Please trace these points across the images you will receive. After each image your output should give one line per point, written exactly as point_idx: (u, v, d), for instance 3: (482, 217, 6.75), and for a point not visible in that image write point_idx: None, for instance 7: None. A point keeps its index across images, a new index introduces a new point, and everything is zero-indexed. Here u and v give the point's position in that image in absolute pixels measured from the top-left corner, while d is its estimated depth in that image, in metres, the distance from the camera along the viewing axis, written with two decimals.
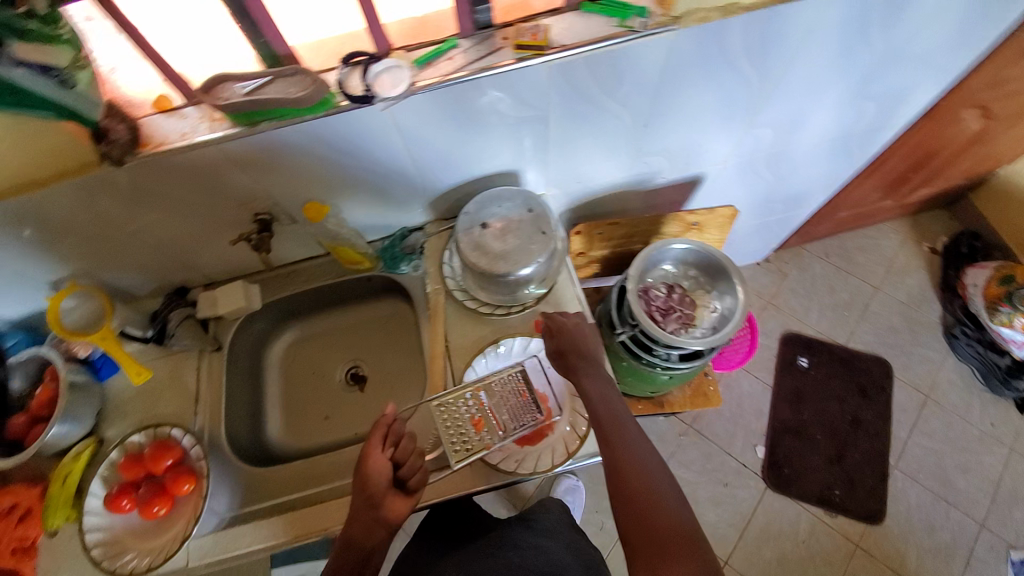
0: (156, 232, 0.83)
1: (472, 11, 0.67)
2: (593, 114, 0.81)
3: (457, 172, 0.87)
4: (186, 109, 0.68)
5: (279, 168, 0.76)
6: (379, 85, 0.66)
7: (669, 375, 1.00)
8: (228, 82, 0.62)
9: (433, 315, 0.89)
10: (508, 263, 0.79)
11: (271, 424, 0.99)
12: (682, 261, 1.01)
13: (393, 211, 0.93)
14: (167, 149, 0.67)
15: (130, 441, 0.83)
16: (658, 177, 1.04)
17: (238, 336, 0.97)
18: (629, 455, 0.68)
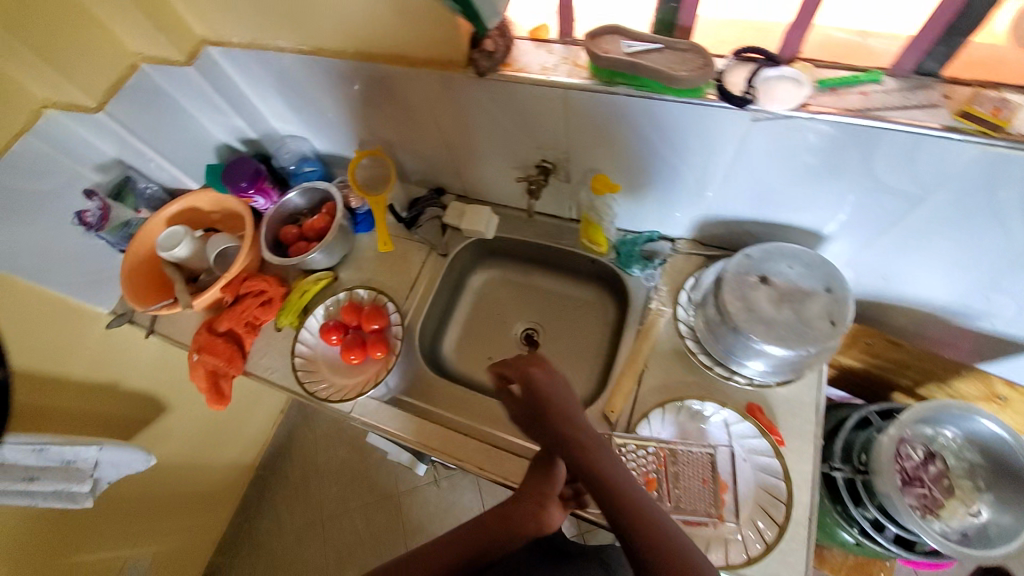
0: (455, 136, 0.88)
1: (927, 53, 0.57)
2: (983, 228, 0.63)
3: (759, 207, 0.76)
4: (556, 46, 0.70)
5: (595, 129, 0.73)
6: (765, 93, 0.58)
7: (856, 541, 0.84)
8: (615, 36, 0.62)
9: (643, 333, 0.82)
10: (769, 333, 0.69)
11: (446, 340, 1.04)
12: (969, 440, 0.78)
13: (658, 213, 0.86)
14: (524, 75, 0.68)
15: (356, 292, 0.97)
16: (989, 323, 0.78)
17: (463, 251, 1.03)
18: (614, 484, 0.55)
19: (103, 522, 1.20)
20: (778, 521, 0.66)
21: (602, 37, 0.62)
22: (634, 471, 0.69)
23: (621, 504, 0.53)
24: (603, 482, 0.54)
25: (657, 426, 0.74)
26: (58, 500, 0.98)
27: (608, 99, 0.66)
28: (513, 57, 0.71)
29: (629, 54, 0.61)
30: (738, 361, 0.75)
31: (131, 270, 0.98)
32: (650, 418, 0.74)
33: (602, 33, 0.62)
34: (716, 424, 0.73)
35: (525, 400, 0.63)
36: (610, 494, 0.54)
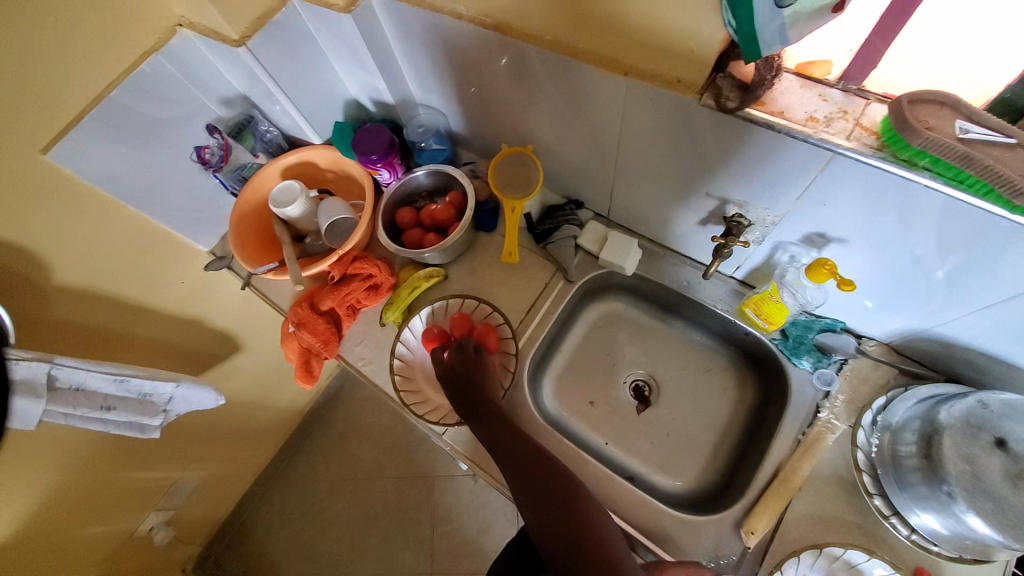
0: (633, 162, 0.73)
1: None
2: None
3: (1014, 350, 0.59)
4: (833, 89, 0.53)
5: (839, 205, 0.57)
6: None
7: None
8: (948, 108, 0.44)
9: (804, 448, 0.70)
10: (993, 518, 0.54)
11: (547, 371, 0.92)
12: None
13: (857, 305, 0.71)
14: (783, 121, 0.52)
15: (468, 302, 0.87)
16: None
17: (592, 279, 0.91)
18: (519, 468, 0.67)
19: (169, 451, 1.22)
20: None
21: (924, 102, 0.44)
22: None
23: (533, 475, 0.66)
24: (517, 458, 0.67)
25: (804, 567, 0.65)
26: (126, 429, 0.86)
27: (891, 182, 0.50)
28: (771, 95, 0.54)
29: (962, 139, 0.42)
30: (926, 518, 0.62)
31: (240, 219, 0.91)
32: (800, 556, 0.64)
33: (928, 98, 0.44)
34: None
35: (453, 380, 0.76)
36: (524, 469, 0.66)
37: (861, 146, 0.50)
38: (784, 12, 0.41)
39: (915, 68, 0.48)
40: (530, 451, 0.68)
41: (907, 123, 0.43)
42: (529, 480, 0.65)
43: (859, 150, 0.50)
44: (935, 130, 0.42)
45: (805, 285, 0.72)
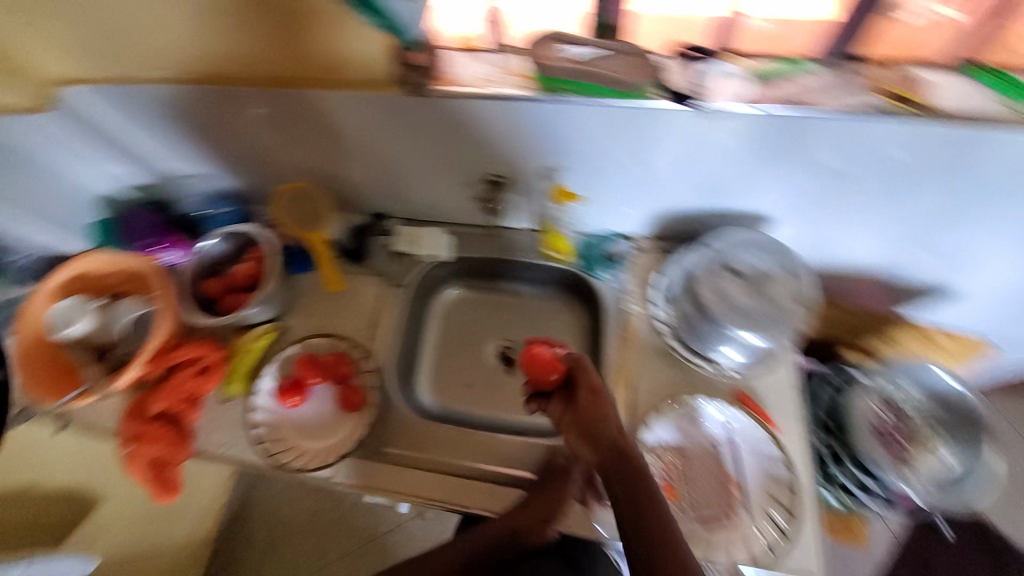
0: (396, 159, 0.81)
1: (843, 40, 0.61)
2: (903, 194, 0.72)
3: (714, 201, 0.79)
4: (491, 54, 0.67)
5: (547, 141, 0.71)
6: (713, 90, 0.62)
7: (835, 496, 0.90)
8: (556, 43, 0.61)
9: (625, 339, 0.83)
10: (739, 319, 0.75)
11: (418, 375, 0.96)
12: (931, 392, 0.85)
13: (614, 214, 0.87)
14: (466, 91, 0.65)
15: (309, 342, 0.89)
16: (909, 279, 0.90)
17: (423, 277, 0.97)
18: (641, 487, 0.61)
19: None
20: (786, 505, 0.68)
21: (543, 44, 0.61)
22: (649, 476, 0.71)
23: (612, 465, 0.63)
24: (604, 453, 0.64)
25: (659, 428, 0.74)
26: None
27: (559, 110, 0.65)
28: (449, 70, 0.67)
29: (576, 61, 0.61)
30: (718, 350, 0.77)
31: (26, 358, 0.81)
32: (654, 420, 0.74)
33: (543, 40, 0.61)
34: (714, 418, 0.74)
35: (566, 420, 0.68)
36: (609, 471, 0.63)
37: (522, 91, 0.65)
38: (416, 4, 0.59)
39: (528, 15, 0.63)
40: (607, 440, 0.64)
41: (538, 61, 0.61)
42: (617, 477, 0.62)
43: (523, 97, 0.65)
44: (557, 61, 0.60)
45: (571, 213, 0.87)
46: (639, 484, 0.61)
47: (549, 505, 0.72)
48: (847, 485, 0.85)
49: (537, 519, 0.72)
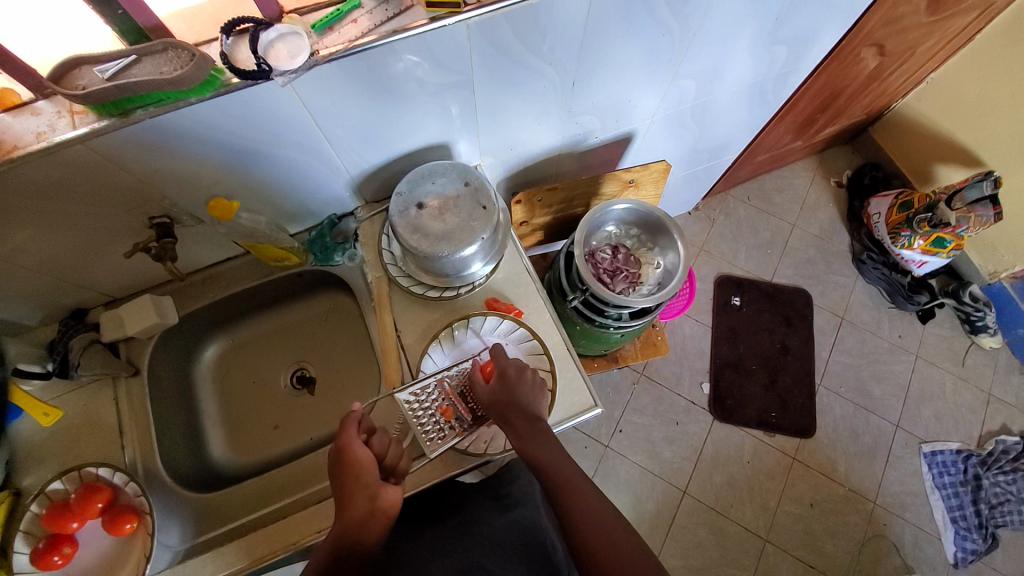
0: (37, 250, 0.73)
1: None
2: (522, 77, 0.79)
3: (386, 148, 0.83)
4: (37, 104, 0.60)
5: (165, 164, 0.69)
6: (273, 57, 0.60)
7: (621, 333, 1.05)
8: (84, 66, 0.55)
9: (378, 305, 0.85)
10: (450, 244, 0.76)
11: (213, 443, 0.92)
12: (624, 221, 1.05)
13: (312, 199, 0.89)
14: (21, 153, 0.58)
15: (51, 489, 0.73)
16: (591, 137, 1.06)
17: (157, 358, 0.88)
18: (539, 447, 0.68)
19: None
20: (548, 368, 0.80)
21: (69, 75, 0.55)
22: (428, 411, 0.75)
23: (516, 423, 0.70)
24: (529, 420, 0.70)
25: (440, 356, 0.81)
26: None
27: (140, 132, 0.62)
28: None
29: (109, 80, 0.55)
30: (458, 276, 0.84)
31: None
32: (432, 354, 0.80)
33: (66, 70, 0.55)
34: (472, 335, 0.82)
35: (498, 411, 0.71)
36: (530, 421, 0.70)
37: (89, 126, 0.60)
38: None
39: (39, 45, 0.56)
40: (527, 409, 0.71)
41: (66, 96, 0.54)
42: (511, 427, 0.70)
43: (95, 131, 0.60)
44: (88, 87, 0.55)
45: (265, 213, 0.87)
46: (528, 398, 0.72)
47: (365, 486, 0.62)
48: (618, 320, 1.00)
49: (364, 505, 0.61)
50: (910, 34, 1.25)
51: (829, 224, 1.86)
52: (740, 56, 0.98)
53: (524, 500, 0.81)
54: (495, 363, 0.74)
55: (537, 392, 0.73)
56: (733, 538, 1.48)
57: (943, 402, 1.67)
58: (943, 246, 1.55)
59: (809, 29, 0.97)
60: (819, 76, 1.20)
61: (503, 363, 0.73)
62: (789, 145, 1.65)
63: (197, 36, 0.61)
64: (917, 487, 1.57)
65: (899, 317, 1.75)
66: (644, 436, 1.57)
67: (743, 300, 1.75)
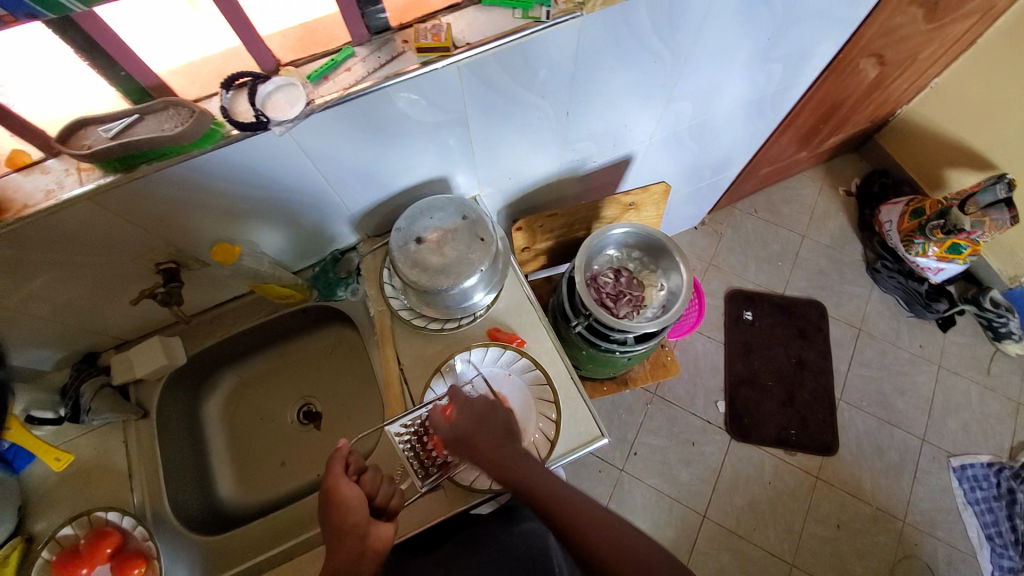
0: (49, 298, 0.75)
1: (363, 16, 0.63)
2: (517, 110, 0.81)
3: (385, 186, 0.85)
4: (47, 162, 0.63)
5: (170, 212, 0.71)
6: (272, 107, 0.62)
7: (627, 357, 1.03)
8: (90, 126, 0.59)
9: (381, 339, 0.86)
10: (450, 277, 0.77)
11: (221, 482, 0.93)
12: (624, 244, 1.05)
13: (316, 237, 0.91)
14: (29, 211, 0.61)
15: (61, 535, 0.74)
16: (590, 161, 1.07)
17: (166, 399, 0.89)
18: (528, 475, 0.66)
19: None
20: (552, 401, 0.79)
21: (76, 136, 0.58)
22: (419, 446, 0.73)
23: (488, 458, 0.68)
24: (501, 443, 0.69)
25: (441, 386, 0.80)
26: None
27: (145, 184, 0.64)
28: (7, 197, 0.61)
29: (112, 138, 0.58)
30: (460, 308, 0.84)
31: None
32: (434, 386, 0.79)
33: (71, 132, 0.58)
34: (463, 365, 0.81)
35: (462, 443, 0.69)
36: (501, 438, 0.69)
37: (94, 182, 0.62)
38: None
39: (43, 105, 0.58)
40: (500, 429, 0.70)
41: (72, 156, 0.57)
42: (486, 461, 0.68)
43: (101, 185, 0.62)
44: (92, 146, 0.57)
45: (270, 254, 0.89)
46: (492, 426, 0.70)
47: (353, 525, 0.62)
48: (623, 345, 0.99)
49: (354, 544, 0.61)
50: (907, 44, 1.25)
51: (839, 233, 1.84)
52: (734, 75, 0.98)
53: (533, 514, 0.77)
54: (463, 398, 0.72)
55: (507, 415, 0.73)
56: (756, 563, 1.43)
57: (970, 413, 1.61)
58: (959, 252, 1.51)
59: (803, 46, 0.98)
60: (819, 89, 1.20)
61: (466, 398, 0.72)
62: (793, 156, 1.64)
63: (198, 91, 0.64)
64: (949, 504, 1.50)
65: (918, 326, 1.71)
66: (659, 459, 1.54)
67: (754, 314, 1.72)
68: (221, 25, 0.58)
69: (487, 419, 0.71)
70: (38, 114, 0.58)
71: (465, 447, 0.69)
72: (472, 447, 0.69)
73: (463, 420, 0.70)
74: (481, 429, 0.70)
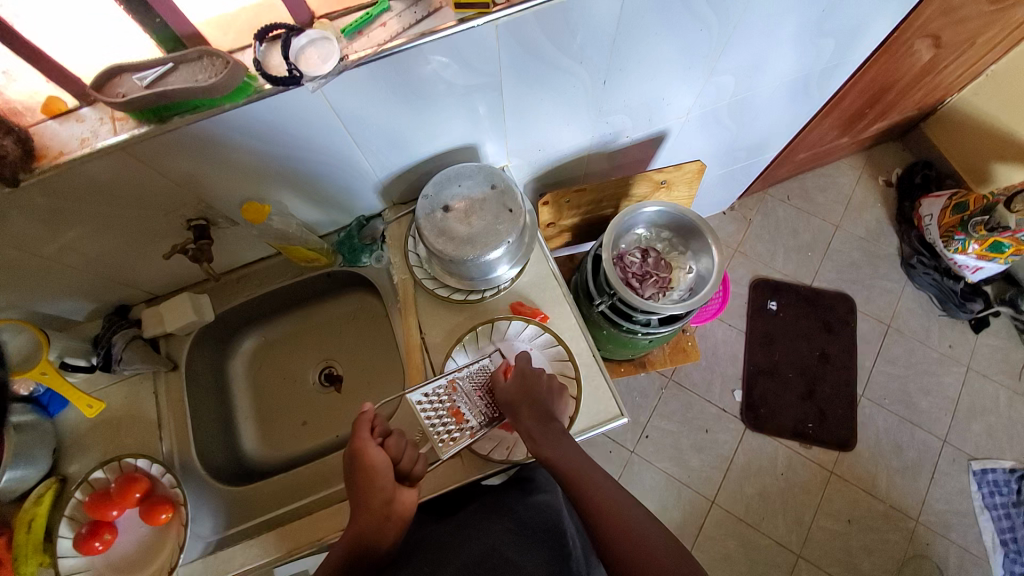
0: (83, 249, 0.76)
1: None
2: (552, 76, 0.78)
3: (412, 152, 0.84)
4: (82, 110, 0.63)
5: (201, 168, 0.71)
6: (305, 62, 0.61)
7: (649, 339, 1.01)
8: (125, 74, 0.58)
9: (404, 307, 0.85)
10: (476, 247, 0.76)
11: (245, 437, 0.95)
12: (654, 224, 1.02)
13: (343, 201, 0.90)
14: (66, 159, 0.61)
15: (93, 478, 0.77)
16: (622, 136, 1.03)
17: (193, 354, 0.91)
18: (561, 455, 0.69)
19: None
20: (574, 375, 0.79)
21: (110, 84, 0.58)
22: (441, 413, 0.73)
23: (532, 433, 0.70)
24: (546, 421, 0.71)
25: (461, 356, 0.80)
26: None
27: (177, 138, 0.64)
28: (44, 144, 0.62)
29: (147, 87, 0.57)
30: (484, 280, 0.83)
31: None
32: (455, 356, 0.79)
33: (107, 79, 0.57)
34: (485, 337, 0.80)
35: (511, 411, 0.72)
36: (544, 414, 0.72)
37: (129, 132, 0.62)
38: None
39: (82, 54, 0.58)
40: (547, 404, 0.73)
41: (107, 103, 0.56)
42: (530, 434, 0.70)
43: (135, 135, 0.62)
44: (127, 95, 0.57)
45: (297, 217, 0.89)
46: (540, 398, 0.73)
47: (380, 490, 0.63)
48: (646, 326, 0.97)
49: (379, 509, 0.63)
50: (970, 23, 1.17)
51: (875, 225, 1.77)
52: (781, 51, 0.93)
53: (547, 486, 0.78)
54: (522, 366, 0.75)
55: (556, 397, 0.74)
56: (762, 551, 1.43)
57: (996, 418, 1.56)
58: (1000, 251, 1.43)
59: (858, 21, 0.92)
60: (869, 70, 1.14)
61: (523, 366, 0.75)
62: (833, 141, 1.57)
63: (231, 44, 0.63)
64: (965, 507, 1.47)
65: (950, 325, 1.65)
66: (671, 443, 1.53)
67: (779, 304, 1.67)
68: None
69: (534, 391, 0.73)
70: (79, 65, 0.58)
71: (515, 411, 0.72)
72: (521, 412, 0.71)
73: (512, 386, 0.73)
74: (528, 398, 0.72)
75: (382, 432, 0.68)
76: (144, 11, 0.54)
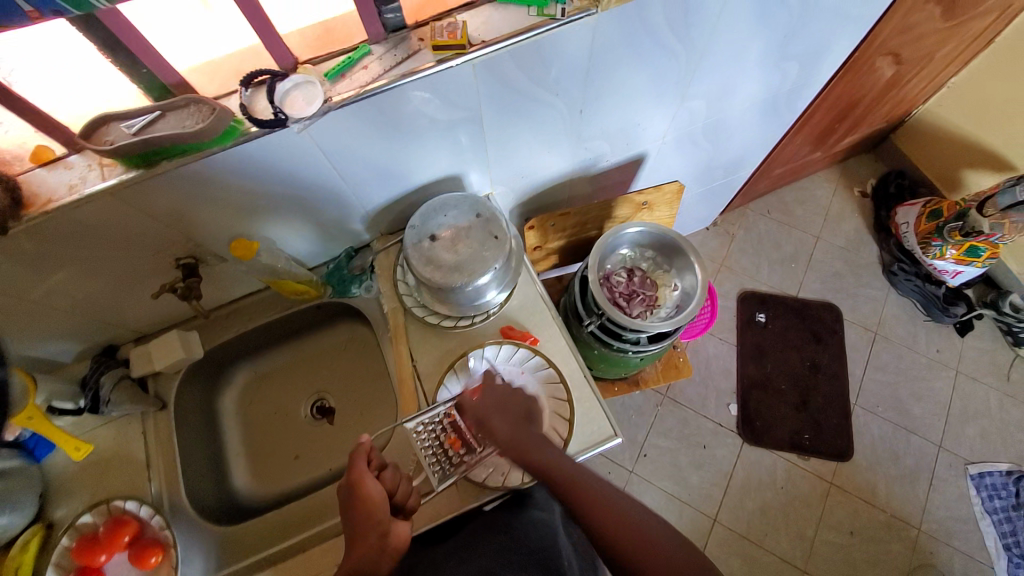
0: (72, 291, 0.77)
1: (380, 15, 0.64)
2: (531, 108, 0.81)
3: (398, 185, 0.86)
4: (70, 158, 0.64)
5: (188, 208, 0.72)
6: (290, 105, 0.63)
7: (639, 357, 1.02)
8: (113, 122, 0.60)
9: (394, 335, 0.86)
10: (463, 274, 0.77)
11: (236, 474, 0.94)
12: (638, 243, 1.05)
13: (332, 233, 0.92)
14: (55, 205, 0.62)
15: (80, 523, 0.75)
16: (603, 160, 1.06)
17: (183, 392, 0.90)
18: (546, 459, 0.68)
19: None
20: (565, 399, 0.78)
21: (99, 131, 0.59)
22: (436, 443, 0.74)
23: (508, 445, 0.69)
24: (523, 429, 0.71)
25: (455, 384, 0.80)
26: None
27: (165, 181, 0.66)
28: (32, 191, 0.63)
29: (134, 134, 0.59)
30: (473, 306, 0.84)
31: None
32: (447, 384, 0.80)
33: (95, 127, 0.59)
34: (478, 363, 0.81)
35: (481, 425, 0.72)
36: (517, 421, 0.71)
37: (117, 177, 0.63)
38: None
39: (68, 102, 0.59)
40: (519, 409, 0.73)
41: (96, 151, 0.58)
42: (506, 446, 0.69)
43: (123, 180, 0.64)
44: (115, 142, 0.59)
45: (286, 250, 0.90)
46: (509, 407, 0.73)
47: (376, 522, 0.62)
48: (635, 345, 0.98)
49: (376, 542, 0.61)
50: (925, 43, 1.23)
51: (855, 235, 1.81)
52: (749, 74, 0.98)
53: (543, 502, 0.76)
54: (489, 381, 0.75)
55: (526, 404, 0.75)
56: (768, 568, 1.41)
57: (989, 420, 1.58)
58: (977, 255, 1.48)
59: (819, 44, 0.97)
60: (835, 88, 1.19)
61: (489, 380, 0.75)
62: (808, 156, 1.62)
63: (218, 90, 0.65)
64: (966, 512, 1.47)
65: (936, 330, 1.68)
66: (670, 461, 1.53)
67: (767, 316, 1.70)
68: (241, 24, 0.59)
69: (502, 400, 0.73)
70: (64, 111, 0.60)
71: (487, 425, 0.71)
72: (494, 427, 0.71)
73: (483, 402, 0.73)
74: (496, 409, 0.72)
75: (378, 465, 0.68)
76: (133, 62, 0.56)
